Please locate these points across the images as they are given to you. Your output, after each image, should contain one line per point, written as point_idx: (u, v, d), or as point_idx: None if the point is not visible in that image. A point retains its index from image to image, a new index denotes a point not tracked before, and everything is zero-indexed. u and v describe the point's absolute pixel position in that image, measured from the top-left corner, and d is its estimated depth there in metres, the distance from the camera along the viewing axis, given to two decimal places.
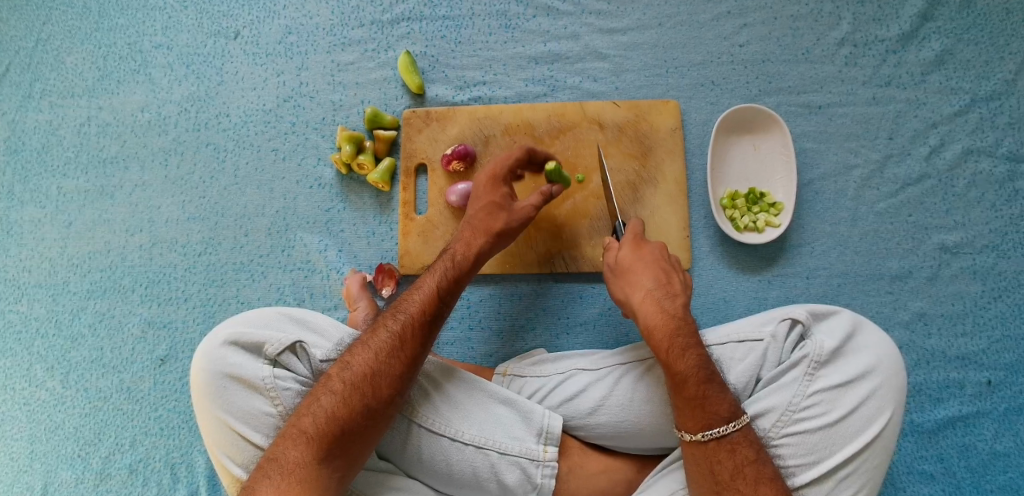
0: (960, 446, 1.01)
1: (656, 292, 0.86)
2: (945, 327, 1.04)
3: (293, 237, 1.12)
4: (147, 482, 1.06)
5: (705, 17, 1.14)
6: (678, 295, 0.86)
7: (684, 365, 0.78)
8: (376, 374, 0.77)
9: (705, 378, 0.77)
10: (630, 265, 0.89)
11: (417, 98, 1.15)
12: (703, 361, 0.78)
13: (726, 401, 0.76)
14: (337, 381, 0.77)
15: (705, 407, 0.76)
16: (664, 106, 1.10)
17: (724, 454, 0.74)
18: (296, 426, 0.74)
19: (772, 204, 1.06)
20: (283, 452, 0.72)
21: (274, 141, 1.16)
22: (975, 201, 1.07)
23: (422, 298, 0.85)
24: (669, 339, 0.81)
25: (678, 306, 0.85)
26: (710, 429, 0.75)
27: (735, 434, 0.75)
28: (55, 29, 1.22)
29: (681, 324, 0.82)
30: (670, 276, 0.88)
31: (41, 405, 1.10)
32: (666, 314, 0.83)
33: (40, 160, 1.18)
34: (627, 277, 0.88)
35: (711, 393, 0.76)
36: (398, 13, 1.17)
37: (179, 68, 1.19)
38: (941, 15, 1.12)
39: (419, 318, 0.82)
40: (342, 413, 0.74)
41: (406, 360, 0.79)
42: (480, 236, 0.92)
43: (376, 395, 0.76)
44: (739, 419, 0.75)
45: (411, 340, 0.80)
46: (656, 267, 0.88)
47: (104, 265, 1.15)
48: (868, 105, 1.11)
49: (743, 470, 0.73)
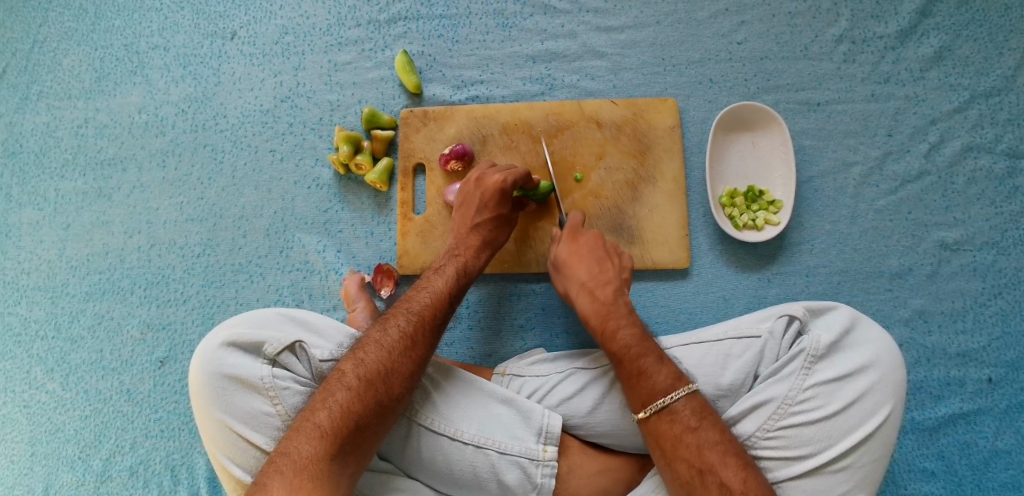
0: (960, 443, 1.01)
1: (588, 282, 0.92)
2: (945, 324, 1.04)
3: (292, 238, 1.12)
4: (147, 484, 1.06)
5: (703, 14, 1.14)
6: (609, 282, 0.92)
7: (617, 345, 0.84)
8: (390, 372, 0.77)
9: (636, 354, 0.82)
10: (568, 257, 0.95)
11: (415, 97, 1.14)
12: (635, 339, 0.84)
13: (662, 376, 0.79)
14: (349, 377, 0.76)
15: (641, 383, 0.79)
16: (663, 105, 1.10)
17: (666, 425, 0.76)
18: (310, 420, 0.73)
19: (771, 202, 1.06)
20: (297, 447, 0.70)
21: (272, 142, 1.16)
22: (975, 198, 1.07)
23: (433, 299, 0.87)
24: (602, 324, 0.87)
25: (610, 293, 0.91)
26: (652, 403, 0.78)
27: (675, 404, 0.77)
28: (51, 31, 1.22)
29: (613, 309, 0.89)
30: (604, 263, 0.94)
31: (41, 407, 1.10)
32: (597, 302, 0.90)
33: (38, 162, 1.18)
34: (566, 271, 0.94)
35: (647, 369, 0.80)
36: (394, 12, 1.17)
37: (176, 69, 1.19)
38: (940, 11, 1.11)
39: (430, 318, 0.84)
40: (358, 408, 0.74)
41: (417, 360, 0.80)
42: (484, 249, 0.96)
43: (389, 392, 0.76)
44: (677, 391, 0.77)
45: (423, 340, 0.81)
46: (591, 258, 0.95)
47: (103, 267, 1.14)
48: (867, 102, 1.10)
49: (685, 439, 0.75)
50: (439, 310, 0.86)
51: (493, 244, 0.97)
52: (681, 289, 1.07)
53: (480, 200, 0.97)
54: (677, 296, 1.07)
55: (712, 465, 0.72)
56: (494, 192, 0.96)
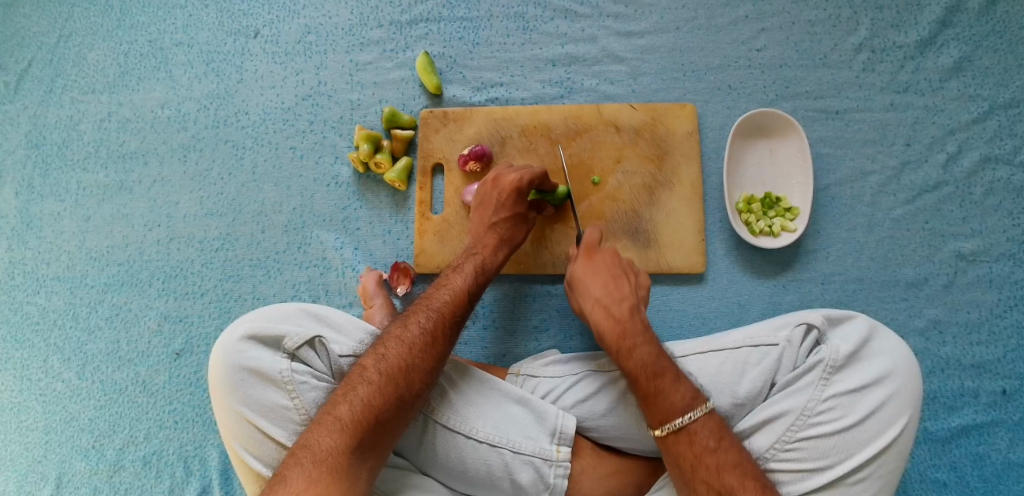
0: (973, 455, 1.01)
1: (604, 300, 0.88)
2: (960, 336, 1.04)
3: (310, 234, 1.13)
4: (160, 475, 1.07)
5: (722, 21, 1.14)
6: (625, 298, 0.88)
7: (634, 363, 0.81)
8: (411, 368, 0.78)
9: (653, 373, 0.80)
10: (583, 276, 0.92)
11: (435, 98, 1.15)
12: (653, 358, 0.81)
13: (679, 395, 0.78)
14: (371, 371, 0.77)
15: (658, 402, 0.78)
16: (682, 110, 1.11)
17: (683, 445, 0.76)
18: (331, 413, 0.73)
19: (788, 209, 1.07)
20: (318, 439, 0.71)
21: (292, 139, 1.17)
22: (992, 209, 1.07)
23: (455, 296, 0.87)
24: (618, 341, 0.84)
25: (626, 309, 0.87)
26: (670, 422, 0.77)
27: (693, 425, 0.77)
28: (77, 25, 1.23)
29: (629, 326, 0.85)
30: (620, 280, 0.90)
31: (57, 396, 1.12)
32: (613, 319, 0.86)
33: (60, 154, 1.20)
34: (580, 288, 0.91)
35: (664, 390, 0.79)
36: (416, 13, 1.18)
37: (199, 66, 1.21)
38: (960, 22, 1.11)
39: (451, 316, 0.85)
40: (379, 402, 0.74)
41: (437, 357, 0.81)
42: (502, 246, 0.97)
43: (410, 388, 0.77)
44: (694, 410, 0.77)
45: (443, 337, 0.82)
46: (608, 274, 0.91)
47: (122, 259, 1.16)
48: (885, 112, 1.10)
49: (703, 459, 0.75)
50: (461, 308, 0.87)
51: (512, 244, 0.98)
52: (696, 294, 1.07)
53: (497, 200, 0.98)
54: (692, 300, 1.07)
55: (730, 487, 0.72)
56: (511, 192, 0.97)
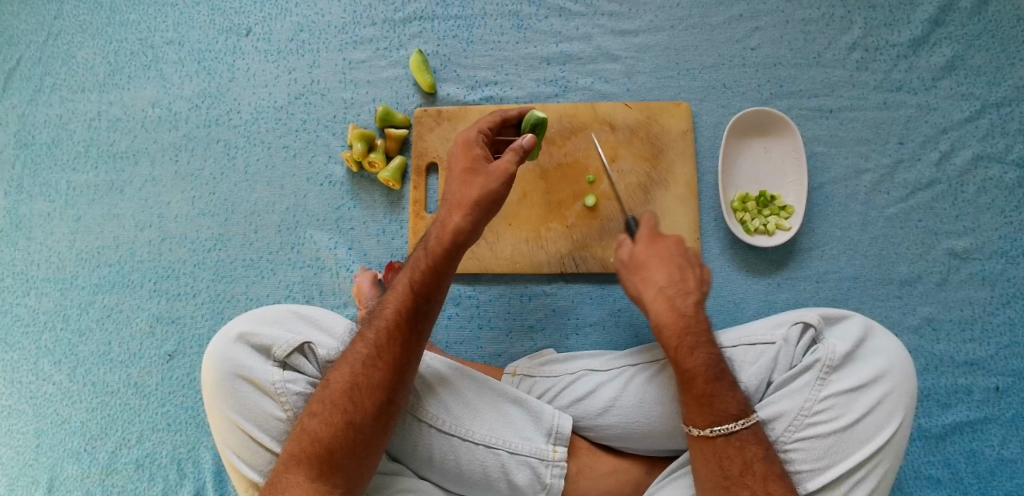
0: (967, 451, 1.01)
1: (668, 290, 0.82)
2: (953, 333, 1.04)
3: (303, 234, 1.12)
4: (153, 478, 1.06)
5: (717, 20, 1.14)
6: (690, 292, 0.82)
7: (695, 362, 0.77)
8: (354, 388, 0.75)
9: (715, 376, 0.76)
10: (645, 261, 0.85)
11: (429, 97, 1.15)
12: (712, 359, 0.77)
13: (735, 399, 0.76)
14: (317, 401, 0.76)
15: (714, 405, 0.75)
16: (677, 109, 1.10)
17: (733, 451, 0.74)
18: (288, 450, 0.74)
19: (783, 207, 1.07)
20: (278, 477, 0.73)
21: (285, 138, 1.16)
22: (985, 207, 1.07)
23: (400, 296, 0.80)
24: (680, 338, 0.78)
25: (690, 303, 0.81)
26: (721, 425, 0.74)
27: (744, 431, 0.74)
28: (66, 23, 1.22)
29: (693, 322, 0.80)
30: (686, 271, 0.84)
31: (47, 399, 1.10)
32: (678, 313, 0.80)
33: (50, 154, 1.18)
34: (642, 274, 0.84)
35: (720, 392, 0.76)
36: (410, 11, 1.17)
37: (191, 64, 1.19)
38: (953, 21, 1.12)
39: (400, 318, 0.78)
40: (327, 432, 0.74)
41: (384, 368, 0.76)
42: (453, 212, 0.82)
43: (358, 409, 0.74)
44: (749, 417, 0.75)
45: (387, 344, 0.77)
46: (672, 263, 0.84)
47: (113, 260, 1.15)
48: (879, 110, 1.11)
49: (753, 467, 0.73)
50: (411, 306, 0.79)
51: (469, 208, 0.82)
52: None
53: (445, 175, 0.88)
54: None
55: None
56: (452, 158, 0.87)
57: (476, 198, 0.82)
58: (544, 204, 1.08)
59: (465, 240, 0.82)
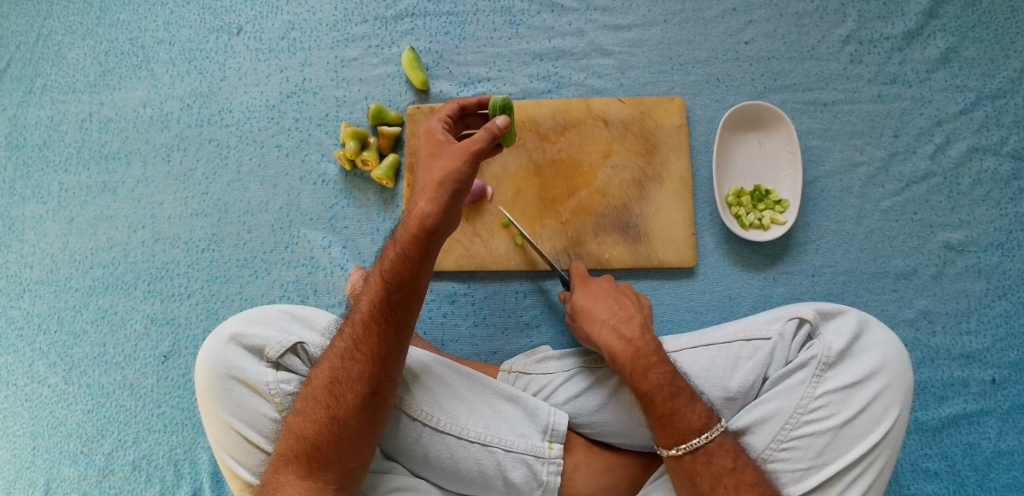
0: (963, 444, 1.01)
1: (610, 321, 0.86)
2: (949, 325, 1.04)
3: (297, 233, 1.12)
4: (150, 479, 1.06)
5: (710, 14, 1.14)
6: (632, 317, 0.86)
7: (650, 384, 0.78)
8: (335, 383, 0.76)
9: (671, 394, 0.77)
10: (584, 302, 0.91)
11: (421, 94, 1.14)
12: (667, 377, 0.78)
13: (696, 414, 0.76)
14: (301, 399, 0.77)
15: (674, 422, 0.76)
16: (670, 103, 1.10)
17: (701, 465, 0.75)
18: (278, 451, 0.75)
19: (778, 201, 1.06)
20: (270, 478, 0.74)
21: (278, 137, 1.15)
22: (980, 199, 1.07)
23: (373, 287, 0.78)
24: (632, 362, 0.80)
25: (634, 327, 0.84)
26: (686, 442, 0.76)
27: (710, 445, 0.75)
28: (56, 24, 1.21)
29: (642, 346, 0.82)
30: (623, 302, 0.89)
31: (43, 401, 1.10)
32: (624, 340, 0.82)
33: (42, 156, 1.18)
34: (587, 314, 0.89)
35: (680, 409, 0.76)
36: (402, 8, 1.17)
37: (182, 64, 1.19)
38: (946, 13, 1.11)
39: (374, 309, 0.77)
40: (311, 428, 0.74)
41: (363, 360, 0.76)
42: (419, 199, 0.78)
43: (340, 403, 0.75)
44: (711, 430, 0.76)
45: (365, 337, 0.76)
46: (610, 297, 0.90)
47: (107, 261, 1.14)
48: (873, 103, 1.10)
49: (722, 479, 0.74)
50: (385, 296, 0.77)
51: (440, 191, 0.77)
52: (687, 288, 1.07)
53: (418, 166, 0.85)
54: (684, 294, 1.07)
55: None
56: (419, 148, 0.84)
57: (440, 184, 0.77)
58: (539, 200, 1.08)
59: (435, 225, 0.77)
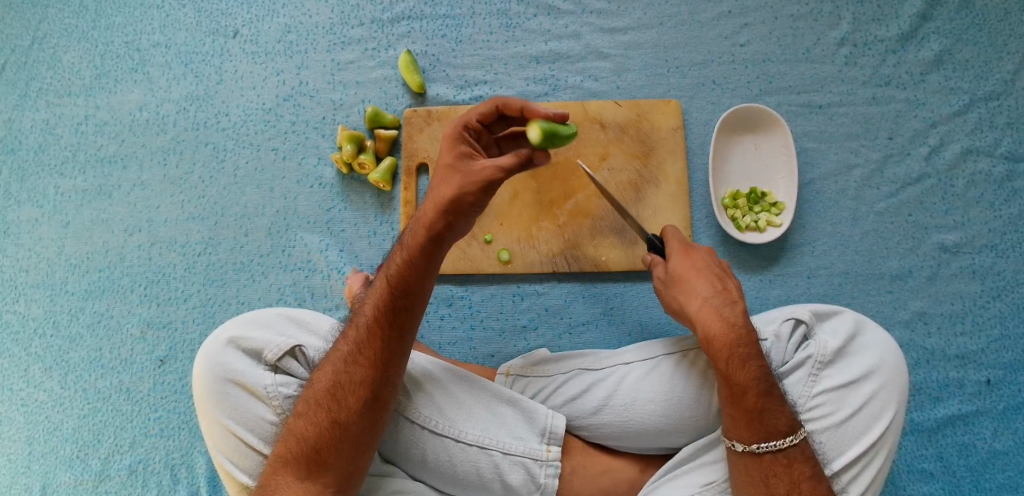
0: (959, 444, 1.02)
1: (713, 300, 0.80)
2: (944, 326, 1.05)
3: (293, 237, 1.12)
4: (147, 484, 1.06)
5: (706, 16, 1.14)
6: (736, 301, 0.81)
7: (746, 376, 0.74)
8: (337, 386, 0.76)
9: (765, 390, 0.75)
10: (682, 274, 0.84)
11: (418, 97, 1.14)
12: (765, 372, 0.75)
13: (784, 415, 0.75)
14: (303, 401, 0.77)
15: (762, 421, 0.74)
16: (666, 106, 1.10)
17: (780, 468, 0.74)
18: (275, 453, 0.75)
19: (773, 204, 1.07)
20: (268, 479, 0.73)
21: (274, 141, 1.15)
22: (974, 201, 1.08)
23: (378, 292, 0.78)
24: (730, 349, 0.76)
25: (739, 313, 0.79)
26: (767, 441, 0.74)
27: (793, 449, 0.74)
28: (51, 27, 1.21)
29: (743, 334, 0.77)
30: (725, 282, 0.83)
31: (39, 406, 1.09)
32: (726, 322, 0.78)
33: (37, 159, 1.17)
34: (682, 286, 0.83)
35: (769, 407, 0.74)
36: (398, 12, 1.17)
37: (178, 67, 1.19)
38: (940, 15, 1.12)
39: (378, 314, 0.77)
40: (312, 432, 0.74)
41: (366, 365, 0.76)
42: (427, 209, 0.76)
43: (341, 407, 0.74)
44: (796, 435, 0.74)
45: (370, 342, 0.76)
46: (710, 273, 0.83)
47: (103, 265, 1.14)
48: (868, 105, 1.11)
49: (800, 485, 0.73)
50: (390, 301, 0.77)
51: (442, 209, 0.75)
52: None
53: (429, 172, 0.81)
54: None
55: None
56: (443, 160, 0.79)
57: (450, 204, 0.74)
58: (536, 203, 1.08)
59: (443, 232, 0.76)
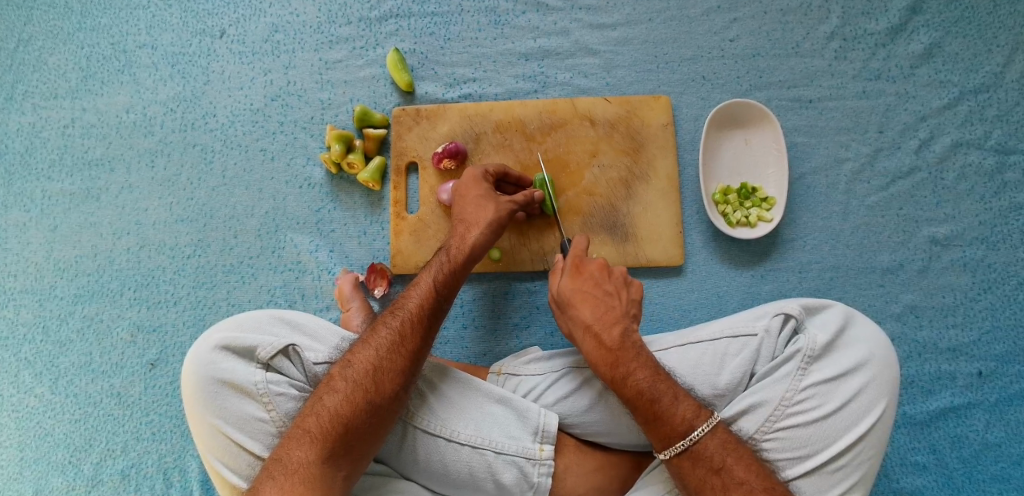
0: (952, 436, 1.02)
1: (593, 326, 0.83)
2: (936, 319, 1.05)
3: (283, 238, 1.11)
4: (139, 488, 1.05)
5: (694, 12, 1.14)
6: (617, 321, 0.83)
7: (631, 391, 0.77)
8: (378, 370, 0.77)
9: (650, 399, 0.76)
10: (570, 298, 0.86)
11: (406, 96, 1.14)
12: (649, 380, 0.77)
13: (679, 415, 0.75)
14: (338, 380, 0.77)
15: (658, 427, 0.75)
16: (655, 102, 1.10)
17: (688, 469, 0.74)
18: (300, 426, 0.73)
19: (764, 199, 1.07)
20: (287, 454, 0.71)
21: (262, 141, 1.15)
22: (965, 194, 1.08)
23: (423, 291, 0.84)
24: (611, 370, 0.79)
25: (617, 335, 0.82)
26: (671, 445, 0.75)
27: (694, 447, 0.74)
28: (37, 29, 1.20)
29: (622, 352, 0.80)
30: (608, 301, 0.85)
31: (29, 412, 1.09)
32: (603, 348, 0.81)
33: (24, 162, 1.16)
34: (570, 311, 0.86)
35: (660, 412, 0.75)
36: (386, 9, 1.16)
37: (165, 68, 1.18)
38: (930, 8, 1.12)
39: (421, 311, 0.82)
40: (348, 410, 0.74)
41: (407, 355, 0.79)
42: (473, 230, 0.90)
43: (379, 391, 0.76)
44: (696, 430, 0.74)
45: (413, 335, 0.80)
46: (594, 297, 0.86)
47: (92, 269, 1.13)
48: (858, 99, 1.11)
49: (708, 482, 0.72)
50: (433, 302, 0.83)
51: (485, 226, 0.91)
52: (676, 286, 1.07)
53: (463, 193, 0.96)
54: (670, 293, 1.07)
55: None
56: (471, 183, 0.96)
57: (489, 225, 0.91)
58: None
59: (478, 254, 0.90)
